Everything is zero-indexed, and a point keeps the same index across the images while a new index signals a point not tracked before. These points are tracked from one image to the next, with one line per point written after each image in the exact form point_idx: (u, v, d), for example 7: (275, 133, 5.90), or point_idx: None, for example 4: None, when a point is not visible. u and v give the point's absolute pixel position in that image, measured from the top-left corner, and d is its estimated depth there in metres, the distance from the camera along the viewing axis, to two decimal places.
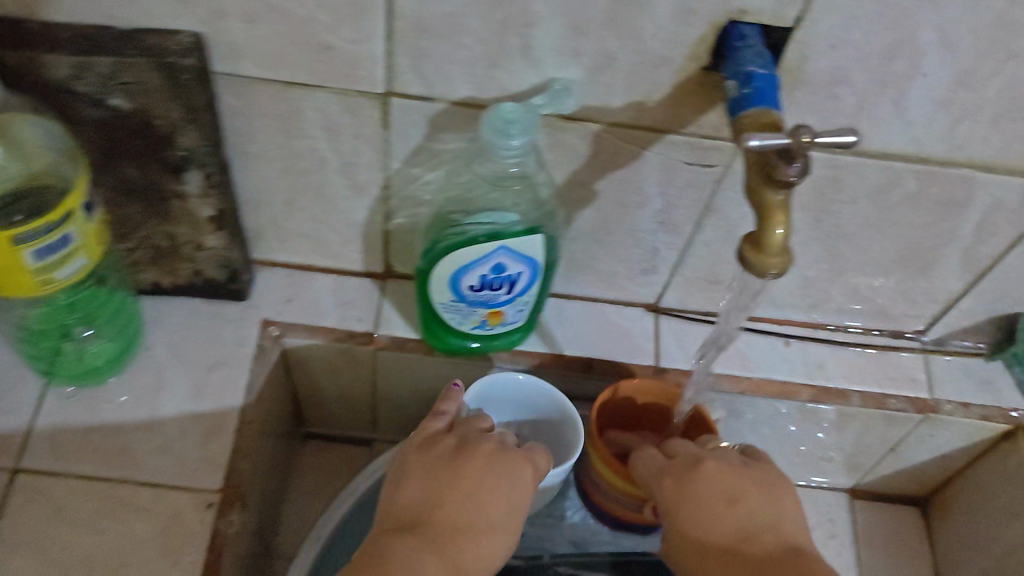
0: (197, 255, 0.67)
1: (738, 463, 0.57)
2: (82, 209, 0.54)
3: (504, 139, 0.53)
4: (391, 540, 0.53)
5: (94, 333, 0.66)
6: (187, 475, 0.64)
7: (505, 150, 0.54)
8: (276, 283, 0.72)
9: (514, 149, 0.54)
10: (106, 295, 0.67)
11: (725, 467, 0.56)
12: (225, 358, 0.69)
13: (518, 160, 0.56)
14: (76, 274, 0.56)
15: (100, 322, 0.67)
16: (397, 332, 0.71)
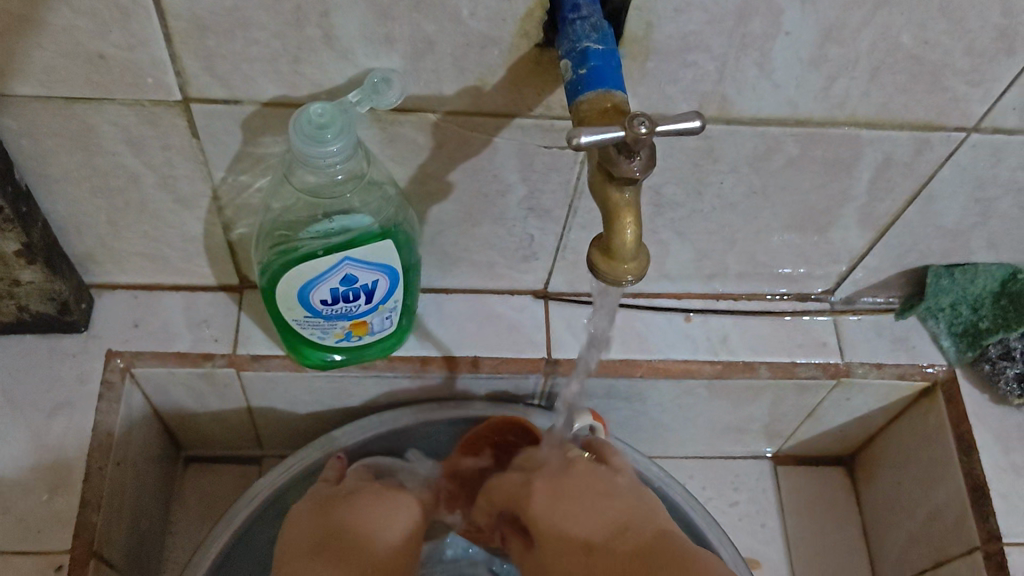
0: (16, 292, 0.60)
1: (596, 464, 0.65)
2: None
3: (318, 145, 0.47)
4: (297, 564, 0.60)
5: None
6: (32, 538, 0.58)
7: (321, 158, 0.47)
8: (120, 307, 0.66)
9: (333, 155, 0.47)
10: None
11: (590, 468, 0.64)
12: (67, 398, 0.63)
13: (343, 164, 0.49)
14: None
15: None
16: (258, 350, 0.65)
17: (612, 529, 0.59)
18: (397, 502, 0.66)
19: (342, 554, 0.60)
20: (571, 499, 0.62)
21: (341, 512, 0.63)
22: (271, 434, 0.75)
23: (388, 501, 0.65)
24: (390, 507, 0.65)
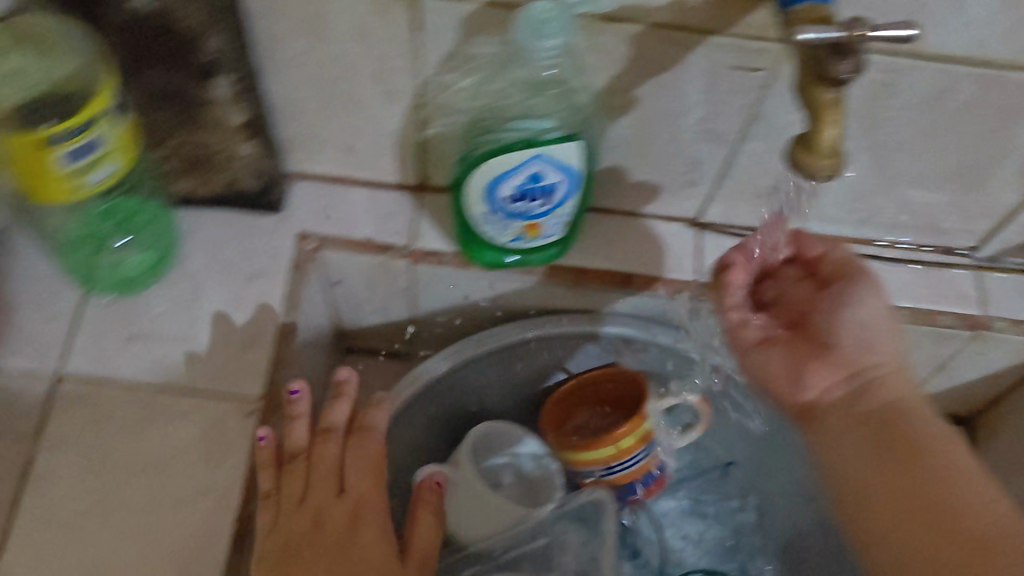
0: (231, 166, 0.66)
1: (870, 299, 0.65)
2: (109, 112, 0.54)
3: (537, 39, 0.54)
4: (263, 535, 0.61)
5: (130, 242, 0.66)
6: (225, 384, 0.65)
7: (538, 48, 0.55)
8: (311, 194, 0.72)
9: (547, 47, 0.55)
10: (139, 205, 0.66)
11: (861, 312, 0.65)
12: (261, 269, 0.69)
13: (554, 59, 0.56)
14: (108, 179, 0.56)
15: (139, 232, 0.67)
16: (432, 246, 0.71)
17: (878, 382, 0.63)
18: (343, 476, 0.64)
19: (324, 545, 0.60)
20: (857, 339, 0.64)
21: (339, 529, 0.61)
22: (426, 330, 0.81)
23: (337, 483, 0.64)
24: (355, 511, 0.62)
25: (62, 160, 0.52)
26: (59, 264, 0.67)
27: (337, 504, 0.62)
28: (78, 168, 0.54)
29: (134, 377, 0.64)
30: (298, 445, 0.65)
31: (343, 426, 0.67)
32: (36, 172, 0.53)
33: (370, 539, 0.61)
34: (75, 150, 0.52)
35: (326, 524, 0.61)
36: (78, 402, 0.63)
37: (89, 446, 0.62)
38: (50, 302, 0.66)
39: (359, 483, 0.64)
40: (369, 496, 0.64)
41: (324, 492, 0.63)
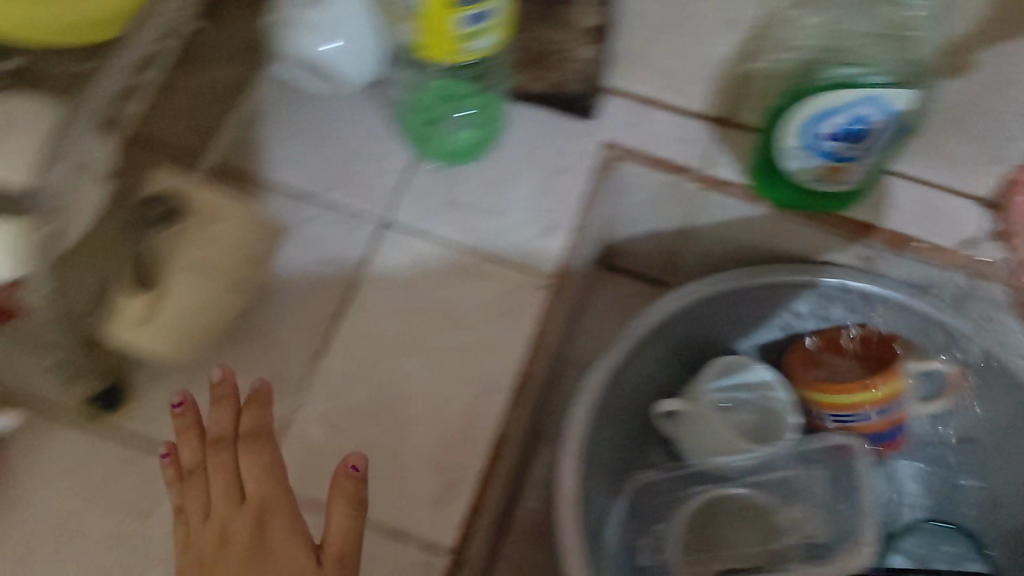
0: (564, 67, 0.71)
1: None
2: None
3: None
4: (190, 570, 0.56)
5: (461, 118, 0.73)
6: (524, 258, 0.71)
7: None
8: (621, 110, 0.76)
9: None
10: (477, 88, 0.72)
11: None
12: (570, 165, 0.74)
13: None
14: (486, 50, 0.62)
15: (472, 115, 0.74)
16: (723, 175, 0.75)
17: None
18: (241, 471, 0.59)
19: (246, 535, 0.55)
20: None
21: (245, 538, 0.55)
22: (690, 260, 0.85)
23: (232, 483, 0.59)
24: (260, 514, 0.56)
25: (460, 21, 0.59)
26: (397, 125, 0.74)
27: (237, 515, 0.57)
28: (469, 32, 0.60)
29: (448, 236, 0.71)
30: (204, 445, 0.61)
31: (237, 435, 0.60)
32: (434, 30, 0.59)
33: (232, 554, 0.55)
34: (471, 16, 0.59)
35: (230, 532, 0.56)
36: (399, 245, 0.71)
37: (405, 285, 0.69)
38: (385, 158, 0.73)
39: (259, 483, 0.58)
40: (269, 499, 0.57)
41: (220, 501, 0.58)
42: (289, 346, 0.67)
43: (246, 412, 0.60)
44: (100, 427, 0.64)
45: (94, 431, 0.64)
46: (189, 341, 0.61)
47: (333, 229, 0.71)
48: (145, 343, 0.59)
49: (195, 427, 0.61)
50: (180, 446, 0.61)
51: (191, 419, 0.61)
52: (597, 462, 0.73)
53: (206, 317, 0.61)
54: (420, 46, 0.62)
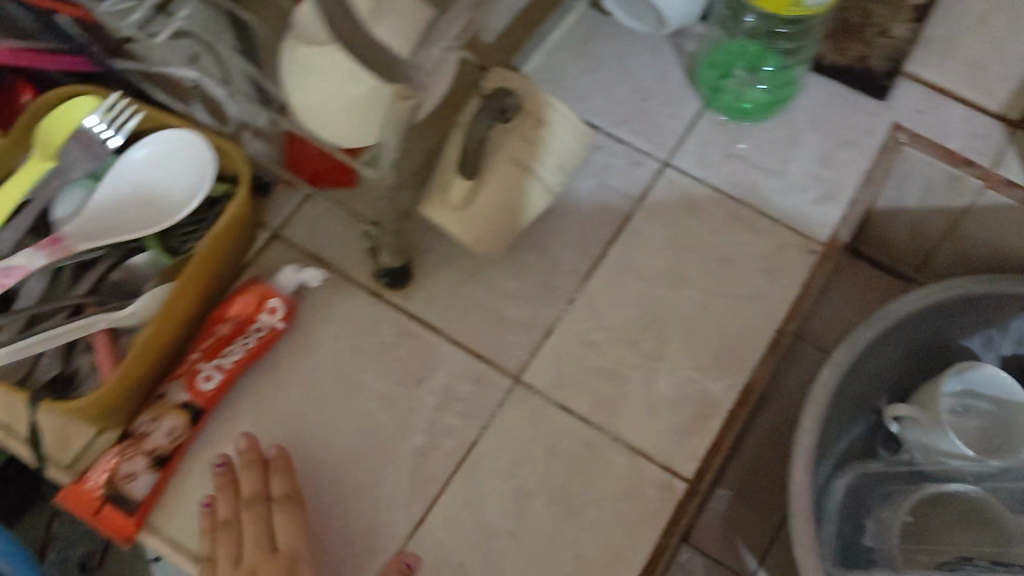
0: (875, 42, 0.73)
1: None
2: None
3: None
4: None
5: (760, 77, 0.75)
6: (799, 220, 0.72)
7: None
8: (915, 95, 0.76)
9: None
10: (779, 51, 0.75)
11: None
12: (855, 140, 0.75)
13: None
14: (818, 8, 0.63)
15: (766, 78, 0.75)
16: (1014, 178, 0.74)
17: None
18: (274, 528, 0.57)
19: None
20: None
21: None
22: (943, 260, 0.83)
23: (267, 538, 0.57)
24: (293, 564, 0.56)
25: None
26: (691, 77, 0.77)
27: (269, 561, 0.56)
28: None
29: (724, 187, 0.73)
30: (239, 500, 0.59)
31: (271, 498, 0.58)
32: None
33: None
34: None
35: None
36: (676, 188, 0.73)
37: (677, 225, 0.72)
38: (678, 103, 0.76)
39: (293, 538, 0.57)
40: (303, 550, 0.57)
41: (257, 543, 0.57)
42: (560, 261, 0.70)
43: (277, 477, 0.59)
44: (382, 299, 0.68)
45: (378, 302, 0.68)
46: (489, 236, 0.62)
47: (617, 161, 0.74)
48: (452, 227, 0.61)
49: (232, 486, 0.59)
50: (217, 501, 0.59)
51: (249, 460, 0.60)
52: (829, 434, 0.73)
53: (514, 213, 0.62)
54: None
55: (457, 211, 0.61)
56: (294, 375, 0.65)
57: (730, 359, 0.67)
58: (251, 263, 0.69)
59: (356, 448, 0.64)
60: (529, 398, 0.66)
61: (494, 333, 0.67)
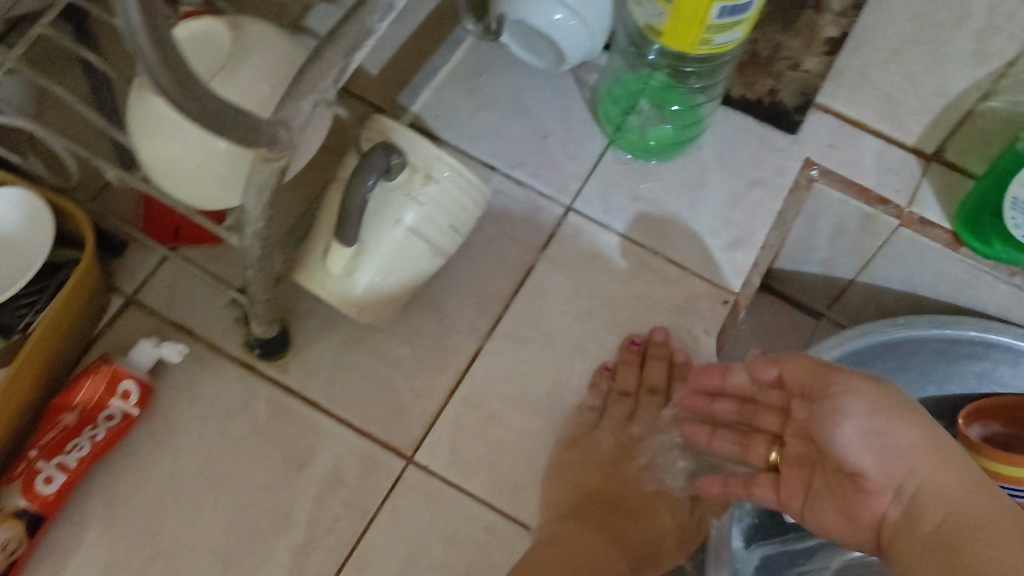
0: (786, 74, 0.71)
1: (869, 414, 0.48)
2: None
3: None
4: (559, 474, 0.61)
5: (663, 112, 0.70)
6: (710, 269, 0.68)
7: None
8: (828, 128, 0.72)
9: None
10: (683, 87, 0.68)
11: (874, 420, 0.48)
12: (765, 179, 0.71)
13: None
14: (728, 45, 0.58)
15: (677, 112, 0.70)
16: (928, 216, 0.70)
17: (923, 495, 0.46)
18: (666, 419, 0.64)
19: (628, 483, 0.62)
20: (846, 455, 0.49)
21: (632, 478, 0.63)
22: (854, 297, 0.81)
23: (654, 423, 0.64)
24: (666, 461, 0.63)
25: (714, 11, 0.54)
26: (594, 110, 0.72)
27: (652, 442, 0.64)
28: (720, 24, 0.56)
29: (630, 233, 0.68)
30: (642, 380, 0.64)
31: (670, 392, 0.64)
32: (687, 5, 0.54)
33: (632, 489, 0.62)
34: (727, 7, 0.54)
35: (613, 469, 0.63)
36: (578, 234, 0.68)
37: (579, 276, 0.67)
38: (579, 141, 0.71)
39: (686, 427, 0.62)
40: (651, 439, 0.64)
41: (617, 421, 0.64)
42: (455, 321, 0.64)
43: (657, 366, 0.64)
44: (255, 372, 0.60)
45: (249, 376, 0.60)
46: (372, 302, 0.56)
47: (516, 205, 0.68)
48: (327, 293, 0.55)
49: (637, 363, 0.64)
50: (620, 370, 0.64)
51: (660, 365, 0.64)
52: None
53: (404, 280, 0.56)
54: (659, 20, 0.57)
55: (336, 279, 0.54)
56: (151, 469, 0.57)
57: None
58: (101, 334, 0.60)
59: (226, 549, 0.56)
60: (425, 478, 0.59)
61: (385, 404, 0.61)
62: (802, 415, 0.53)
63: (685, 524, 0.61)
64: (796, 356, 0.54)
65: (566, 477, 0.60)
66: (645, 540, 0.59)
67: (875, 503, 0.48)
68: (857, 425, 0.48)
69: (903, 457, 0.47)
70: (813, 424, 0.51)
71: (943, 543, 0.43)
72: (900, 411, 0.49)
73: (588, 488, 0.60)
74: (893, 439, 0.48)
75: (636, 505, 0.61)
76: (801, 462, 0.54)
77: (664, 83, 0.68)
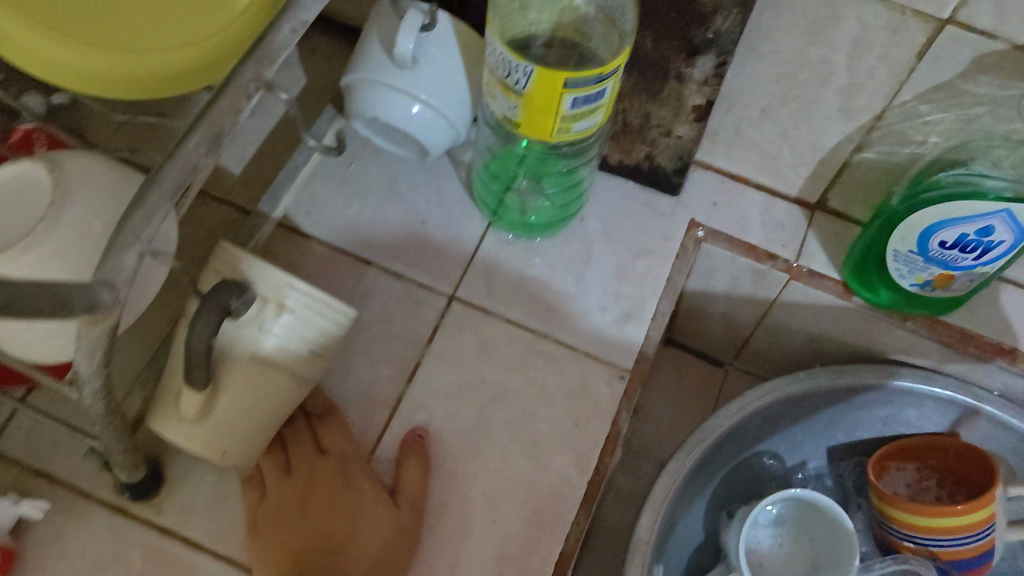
0: (659, 142, 0.67)
1: None
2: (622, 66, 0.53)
3: None
4: (260, 537, 0.56)
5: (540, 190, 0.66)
6: (603, 349, 0.65)
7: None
8: (709, 186, 0.72)
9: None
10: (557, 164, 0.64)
11: None
12: (651, 247, 0.69)
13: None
14: (589, 130, 0.56)
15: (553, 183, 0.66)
16: (816, 267, 0.70)
17: None
18: (320, 436, 0.61)
19: (337, 492, 0.58)
20: None
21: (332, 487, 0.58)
22: (757, 349, 0.79)
23: (313, 442, 0.60)
24: (344, 468, 0.59)
25: (567, 102, 0.52)
26: (472, 190, 0.69)
27: (320, 462, 0.59)
28: (577, 113, 0.53)
29: (516, 318, 0.66)
30: None
31: (312, 411, 0.62)
32: (540, 96, 0.52)
33: (335, 512, 0.58)
34: (580, 98, 0.52)
35: (320, 477, 0.59)
36: (462, 325, 0.65)
37: (465, 371, 0.64)
38: (457, 224, 0.68)
39: (340, 439, 0.60)
40: (352, 453, 0.60)
41: (307, 452, 0.60)
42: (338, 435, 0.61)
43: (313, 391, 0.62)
44: (128, 516, 0.57)
45: (120, 521, 0.57)
46: (238, 446, 0.52)
47: (395, 298, 0.66)
48: (186, 443, 0.50)
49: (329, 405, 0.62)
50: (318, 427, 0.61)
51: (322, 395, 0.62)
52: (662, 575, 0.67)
53: (269, 415, 0.52)
54: (515, 109, 0.54)
55: (192, 425, 0.50)
56: None
57: (541, 520, 0.60)
58: None
59: None
60: None
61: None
62: None
63: (402, 532, 0.57)
64: None
65: (269, 553, 0.56)
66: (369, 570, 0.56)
67: None
68: None
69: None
70: None
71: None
72: None
73: (297, 539, 0.56)
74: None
75: (342, 526, 0.57)
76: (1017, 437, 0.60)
77: (536, 161, 0.64)
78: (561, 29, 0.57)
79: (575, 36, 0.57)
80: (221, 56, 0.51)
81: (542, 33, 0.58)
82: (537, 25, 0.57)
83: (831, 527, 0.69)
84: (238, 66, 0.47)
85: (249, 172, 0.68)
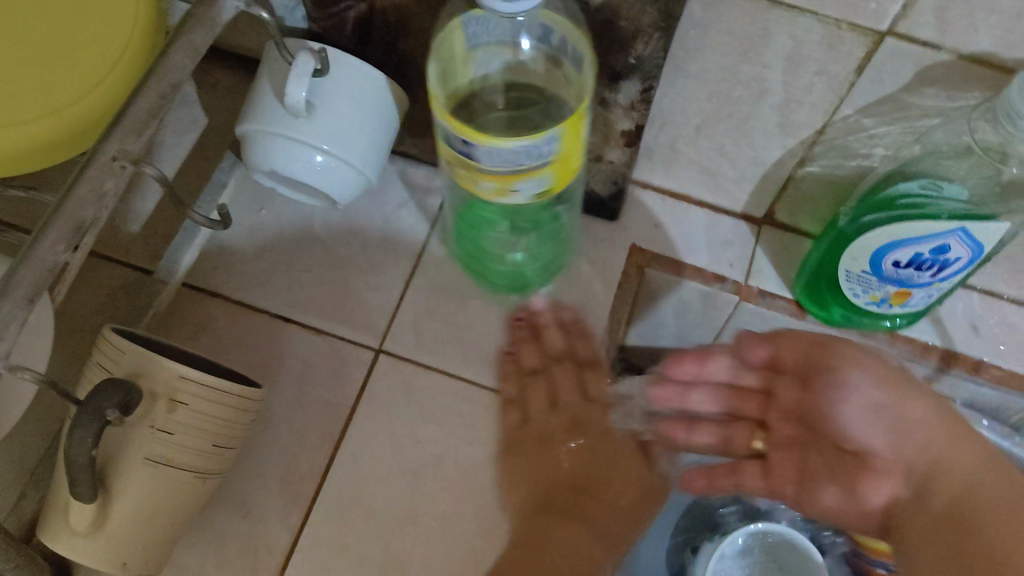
0: (591, 167, 0.62)
1: (880, 377, 0.52)
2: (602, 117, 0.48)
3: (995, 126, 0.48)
4: (506, 470, 0.59)
5: (520, 249, 0.61)
6: None
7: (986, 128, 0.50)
8: (649, 207, 0.67)
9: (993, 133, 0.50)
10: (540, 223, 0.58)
11: (933, 408, 0.51)
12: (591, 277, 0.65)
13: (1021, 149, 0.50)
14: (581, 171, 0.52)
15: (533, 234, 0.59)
16: (768, 288, 0.66)
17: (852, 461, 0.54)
18: (561, 384, 0.65)
19: (599, 438, 0.65)
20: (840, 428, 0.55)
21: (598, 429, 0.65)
22: None
23: (580, 389, 0.66)
24: (579, 420, 0.65)
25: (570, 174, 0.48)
26: (450, 247, 0.64)
27: (590, 408, 0.65)
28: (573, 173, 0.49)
29: (449, 369, 0.61)
30: (541, 354, 0.65)
31: (579, 357, 0.66)
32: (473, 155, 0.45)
33: (593, 458, 0.63)
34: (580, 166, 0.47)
35: (587, 420, 0.65)
36: (391, 380, 0.61)
37: (397, 430, 0.59)
38: (382, 268, 0.63)
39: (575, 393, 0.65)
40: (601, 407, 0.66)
41: (572, 393, 0.65)
42: (266, 513, 0.56)
43: (548, 335, 0.65)
44: None
45: None
46: (146, 551, 0.47)
47: (316, 355, 0.61)
48: (80, 558, 0.46)
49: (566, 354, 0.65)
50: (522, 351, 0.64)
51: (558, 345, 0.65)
52: None
53: (173, 516, 0.48)
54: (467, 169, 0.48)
55: (86, 538, 0.45)
56: None
57: None
58: None
59: None
60: None
61: (499, 523, 0.57)
62: (796, 391, 0.58)
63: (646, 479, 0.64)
64: (785, 336, 0.57)
65: (517, 480, 0.59)
66: (623, 503, 0.62)
67: (882, 485, 0.52)
68: (862, 399, 0.53)
69: (915, 433, 0.51)
70: (820, 401, 0.56)
71: (964, 535, 0.45)
72: (909, 387, 0.52)
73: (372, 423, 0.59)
74: (904, 416, 0.51)
75: (606, 471, 0.63)
76: (793, 446, 0.58)
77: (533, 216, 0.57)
78: (517, 76, 0.50)
79: (534, 79, 0.50)
80: (83, 131, 0.47)
81: (497, 82, 0.51)
82: (491, 73, 0.50)
83: (797, 557, 0.66)
84: (97, 144, 0.42)
85: (149, 227, 0.63)
